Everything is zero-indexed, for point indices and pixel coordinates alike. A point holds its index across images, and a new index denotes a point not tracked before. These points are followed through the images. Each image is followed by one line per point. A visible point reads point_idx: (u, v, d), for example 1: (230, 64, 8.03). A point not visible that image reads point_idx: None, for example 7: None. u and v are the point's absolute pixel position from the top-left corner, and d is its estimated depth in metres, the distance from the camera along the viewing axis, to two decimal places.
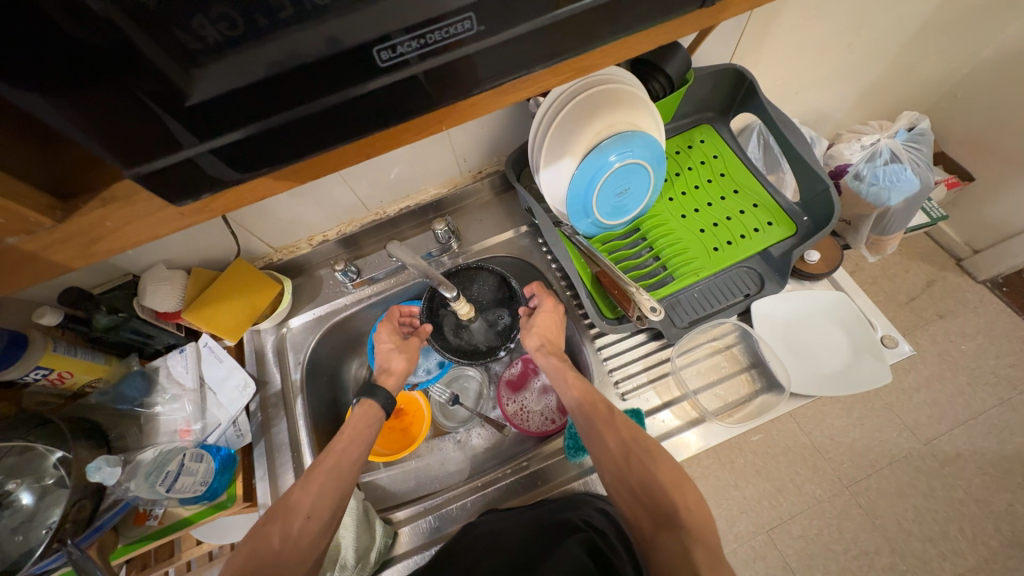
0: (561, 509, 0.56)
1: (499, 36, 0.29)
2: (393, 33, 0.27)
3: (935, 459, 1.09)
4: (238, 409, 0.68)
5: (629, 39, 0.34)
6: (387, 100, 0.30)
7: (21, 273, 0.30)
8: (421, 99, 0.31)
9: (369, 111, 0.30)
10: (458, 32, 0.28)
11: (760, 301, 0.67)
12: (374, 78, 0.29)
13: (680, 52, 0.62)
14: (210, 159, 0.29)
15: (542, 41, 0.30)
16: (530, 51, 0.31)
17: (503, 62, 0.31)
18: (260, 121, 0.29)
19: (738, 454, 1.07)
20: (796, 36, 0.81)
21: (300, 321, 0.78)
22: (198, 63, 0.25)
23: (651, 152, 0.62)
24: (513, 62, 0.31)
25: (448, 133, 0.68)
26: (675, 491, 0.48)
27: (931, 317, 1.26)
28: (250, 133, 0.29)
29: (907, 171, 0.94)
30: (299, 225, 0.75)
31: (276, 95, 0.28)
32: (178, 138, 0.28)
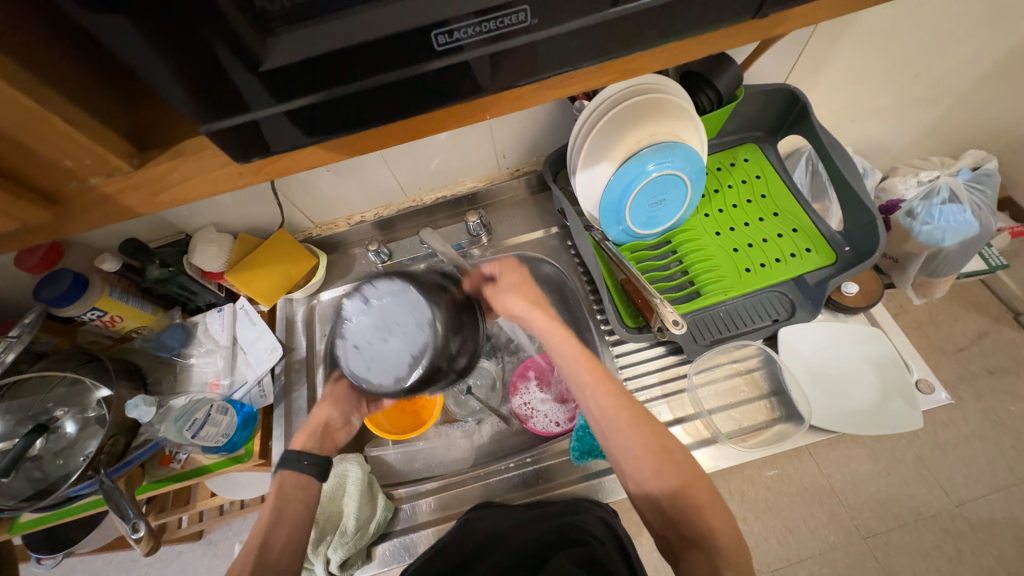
0: (565, 517, 0.57)
1: (537, 33, 0.30)
2: (452, 19, 0.28)
3: (967, 522, 1.02)
4: (263, 370, 0.71)
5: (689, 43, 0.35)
6: (431, 87, 0.31)
7: (100, 212, 0.34)
8: (469, 84, 0.32)
9: (413, 96, 0.32)
10: (514, 23, 0.29)
11: (789, 327, 0.65)
12: (422, 62, 0.30)
13: (732, 67, 0.62)
14: (270, 123, 0.31)
15: (584, 43, 0.31)
16: (571, 49, 0.31)
17: (544, 60, 0.32)
18: (320, 93, 0.30)
19: (749, 487, 1.04)
20: (859, 60, 0.78)
21: (329, 295, 0.81)
22: (272, 31, 0.27)
23: (691, 166, 0.62)
24: (555, 59, 0.32)
25: (491, 127, 0.70)
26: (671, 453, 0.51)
27: (978, 371, 1.18)
28: (305, 105, 0.31)
29: (966, 213, 0.89)
30: (342, 203, 0.78)
31: (332, 74, 0.29)
32: (242, 103, 0.29)
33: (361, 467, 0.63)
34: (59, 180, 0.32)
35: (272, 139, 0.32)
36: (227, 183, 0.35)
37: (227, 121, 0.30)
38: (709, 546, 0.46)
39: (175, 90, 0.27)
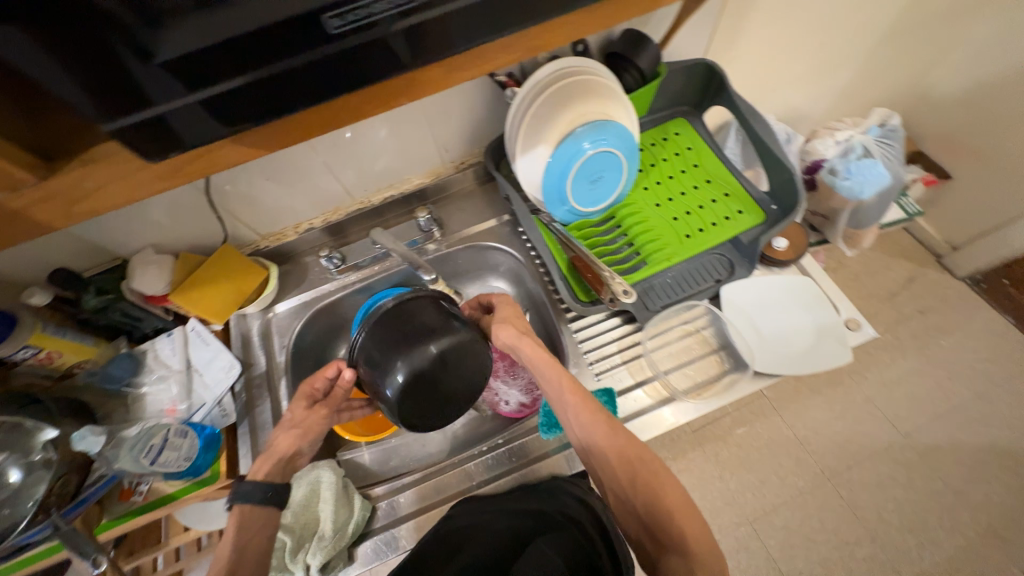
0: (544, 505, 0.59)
1: (436, 10, 0.31)
2: (340, 1, 0.29)
3: (914, 450, 1.29)
4: (222, 389, 0.69)
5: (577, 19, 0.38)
6: (341, 68, 0.33)
7: (13, 230, 0.34)
8: (380, 64, 0.33)
9: (324, 78, 0.33)
10: (403, 2, 0.30)
11: (731, 285, 0.70)
12: (327, 44, 0.31)
13: (650, 46, 0.66)
14: (176, 116, 0.31)
15: (483, 16, 0.33)
16: (472, 21, 0.33)
17: (451, 34, 0.33)
18: (230, 81, 0.31)
19: (722, 448, 1.31)
20: (768, 31, 0.84)
21: (285, 306, 0.79)
22: (162, 24, 0.27)
23: (623, 142, 0.65)
24: (459, 29, 0.33)
25: (427, 120, 0.70)
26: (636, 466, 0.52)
27: (912, 313, 1.44)
28: (216, 94, 0.31)
29: (877, 166, 0.97)
30: (288, 211, 0.77)
31: (236, 60, 0.30)
32: (148, 96, 0.29)
33: (335, 470, 0.63)
34: None
35: (187, 135, 0.33)
36: (146, 187, 0.35)
37: (125, 119, 0.30)
38: (685, 550, 0.46)
39: (65, 90, 0.27)
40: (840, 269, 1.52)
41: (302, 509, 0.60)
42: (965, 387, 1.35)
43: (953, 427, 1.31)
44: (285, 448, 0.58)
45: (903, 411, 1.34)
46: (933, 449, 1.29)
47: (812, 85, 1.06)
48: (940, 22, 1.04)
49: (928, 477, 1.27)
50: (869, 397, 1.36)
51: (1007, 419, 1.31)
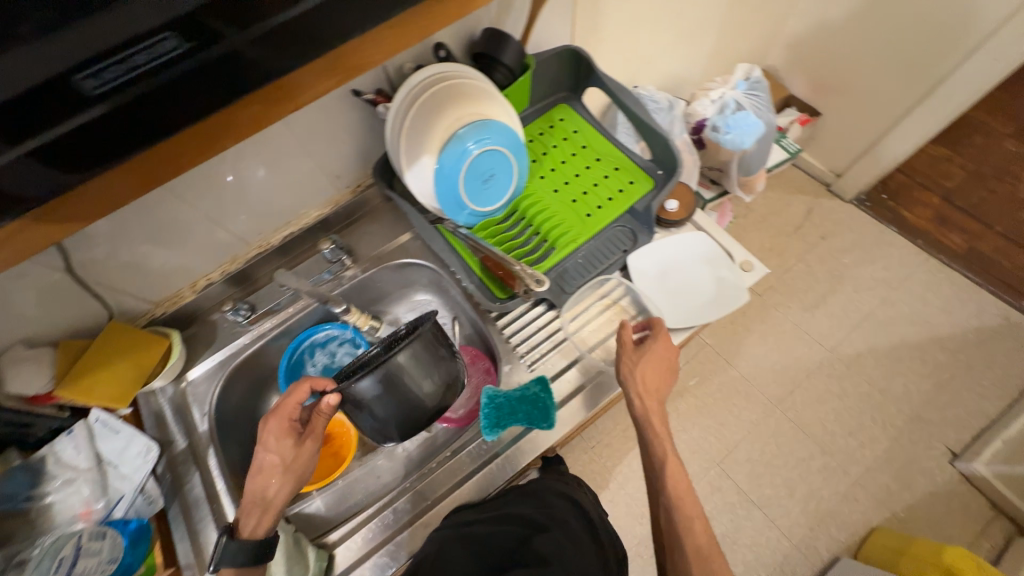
0: (530, 508, 0.64)
1: (215, 48, 0.32)
2: (89, 60, 0.29)
3: (842, 362, 1.43)
4: (143, 475, 0.63)
5: (381, 38, 0.38)
6: (134, 119, 0.32)
7: None
8: (175, 109, 0.33)
9: (117, 132, 0.32)
10: (164, 51, 0.30)
11: (636, 253, 0.74)
12: (105, 98, 0.30)
13: (511, 42, 0.68)
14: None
15: (270, 48, 0.33)
16: (260, 54, 0.33)
17: (247, 71, 0.34)
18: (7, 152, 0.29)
19: (679, 402, 1.40)
20: (625, 9, 0.88)
21: (198, 372, 0.74)
22: None
23: (507, 138, 0.66)
24: (250, 63, 0.33)
25: (305, 150, 0.68)
26: (685, 513, 0.60)
27: (816, 240, 1.59)
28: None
29: (750, 116, 1.06)
30: (178, 272, 0.72)
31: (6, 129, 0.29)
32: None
33: (285, 527, 0.60)
34: None
35: None
36: None
37: None
38: None
39: None
40: (749, 213, 1.64)
41: None
42: (870, 296, 1.51)
43: (868, 333, 1.46)
44: (266, 492, 0.57)
45: (825, 329, 1.47)
46: (856, 357, 1.44)
47: (680, 52, 1.14)
48: None
49: (857, 383, 1.41)
50: (795, 324, 1.49)
51: (909, 316, 1.48)
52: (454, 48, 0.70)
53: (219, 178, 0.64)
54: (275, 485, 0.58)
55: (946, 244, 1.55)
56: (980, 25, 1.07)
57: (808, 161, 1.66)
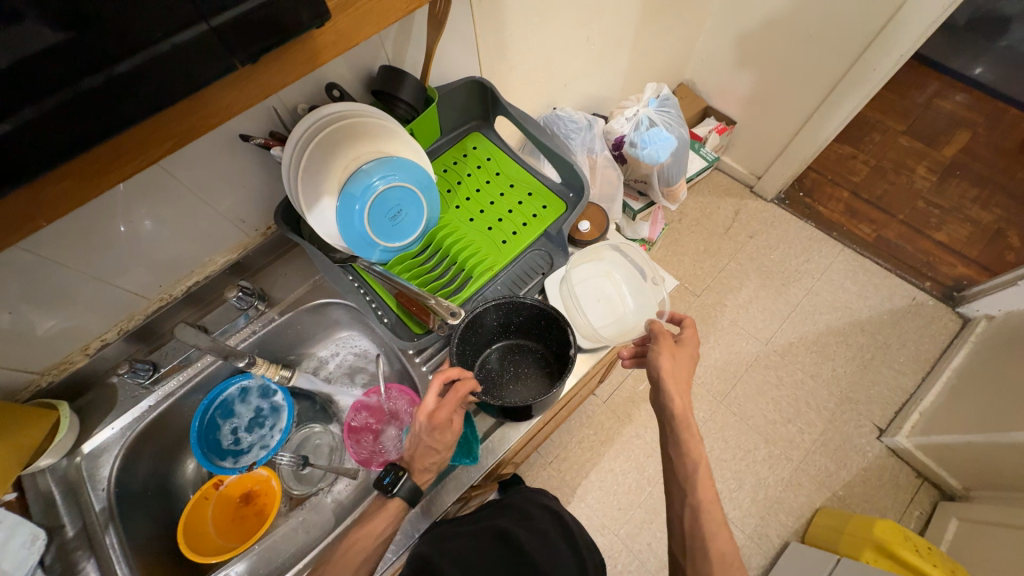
0: (506, 519, 0.72)
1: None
2: None
3: (776, 353, 1.51)
4: (28, 570, 0.55)
5: (224, 101, 0.34)
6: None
7: None
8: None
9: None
10: None
11: (553, 274, 0.76)
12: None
13: (408, 80, 0.68)
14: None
15: (69, 122, 0.27)
16: (54, 134, 0.27)
17: (44, 151, 0.27)
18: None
19: (631, 408, 1.44)
20: (529, 38, 0.91)
21: (94, 443, 0.68)
22: None
23: (410, 173, 0.66)
24: (42, 142, 0.27)
25: (197, 198, 0.65)
26: (707, 510, 0.60)
27: (744, 239, 1.69)
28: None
29: (662, 131, 1.11)
30: (63, 338, 0.66)
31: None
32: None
33: None
34: None
35: None
36: None
37: None
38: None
39: None
40: (681, 219, 1.73)
41: None
42: (797, 288, 1.61)
43: (797, 323, 1.56)
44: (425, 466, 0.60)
45: (759, 323, 1.56)
46: (789, 346, 1.52)
47: (593, 74, 1.18)
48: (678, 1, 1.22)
49: (792, 371, 1.49)
50: (732, 320, 1.56)
51: (832, 303, 1.59)
52: (351, 87, 0.69)
53: (101, 235, 0.59)
54: (434, 460, 0.61)
55: (858, 234, 1.69)
56: (857, 36, 1.17)
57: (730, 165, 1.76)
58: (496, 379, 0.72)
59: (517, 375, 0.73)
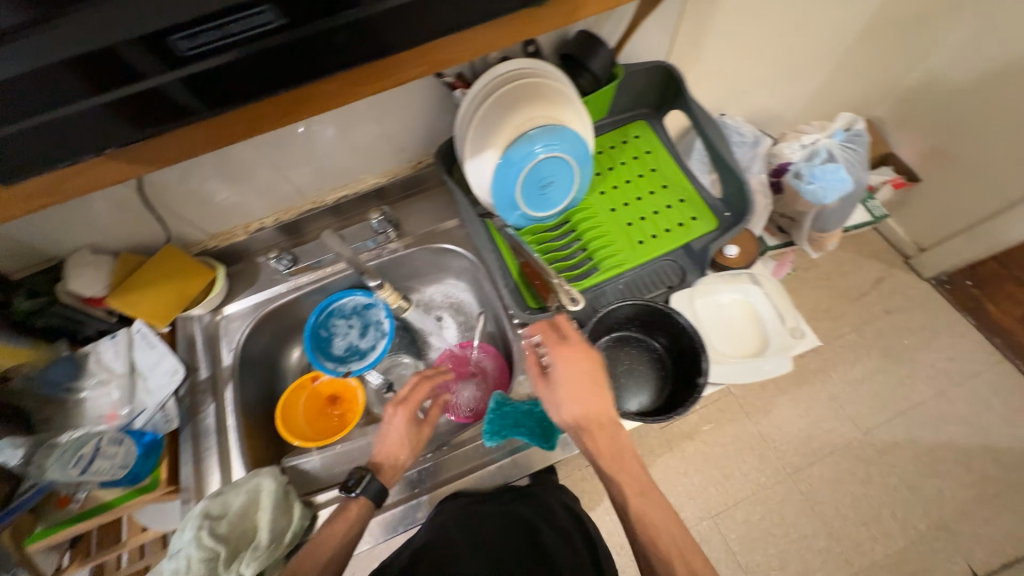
0: (531, 511, 0.67)
1: (305, 30, 0.37)
2: (195, 26, 0.34)
3: (873, 447, 1.33)
4: (166, 395, 0.67)
5: (451, 42, 0.43)
6: (252, 70, 0.38)
7: None
8: (280, 73, 0.39)
9: (235, 79, 0.38)
10: (258, 24, 0.35)
11: (680, 292, 0.71)
12: (235, 52, 0.36)
13: (602, 50, 0.65)
14: (161, 99, 0.38)
15: (360, 35, 0.38)
16: (340, 43, 0.38)
17: (355, 38, 0.39)
18: (162, 76, 0.36)
19: (688, 443, 1.35)
20: (732, 33, 0.82)
21: (234, 309, 0.77)
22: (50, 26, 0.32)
23: (575, 147, 0.63)
24: (337, 49, 0.39)
25: (374, 119, 0.68)
26: (652, 522, 0.55)
27: (878, 313, 1.47)
28: (146, 90, 0.37)
29: (840, 170, 0.96)
30: (234, 212, 0.75)
31: (166, 61, 0.36)
32: (97, 84, 0.36)
33: (277, 478, 0.62)
34: None
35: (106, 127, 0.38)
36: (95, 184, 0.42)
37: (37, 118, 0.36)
38: None
39: None
40: (812, 269, 1.53)
41: (239, 517, 0.58)
42: (924, 386, 1.38)
43: (909, 424, 1.35)
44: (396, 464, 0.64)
45: (863, 408, 1.37)
46: (890, 445, 1.33)
47: (778, 86, 1.06)
48: (914, 25, 1.03)
49: (885, 472, 1.30)
50: (832, 395, 1.38)
51: (965, 418, 1.34)
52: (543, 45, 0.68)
53: (292, 132, 0.65)
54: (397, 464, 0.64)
55: None
56: None
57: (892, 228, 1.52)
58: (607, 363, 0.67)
59: (630, 366, 0.67)
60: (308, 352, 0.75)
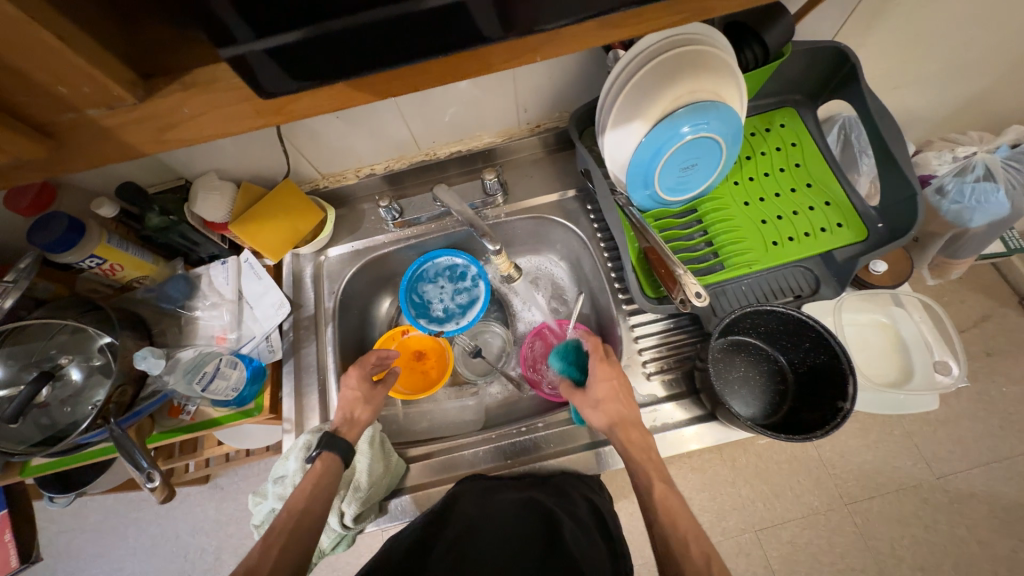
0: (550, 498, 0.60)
1: None
2: None
3: (945, 494, 0.91)
4: (271, 326, 0.70)
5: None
6: (388, 33, 0.27)
7: (84, 152, 0.29)
8: (447, 36, 0.28)
9: (361, 43, 0.27)
10: None
11: (812, 305, 0.65)
12: (364, 10, 0.25)
13: (785, 21, 0.57)
14: (265, 60, 0.26)
15: None
16: None
17: (536, 6, 0.27)
18: (279, 37, 0.25)
19: (741, 452, 0.95)
20: (922, 19, 0.71)
21: (337, 252, 0.78)
22: None
23: (728, 127, 0.57)
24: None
25: (515, 74, 0.64)
26: (676, 527, 0.48)
27: (976, 353, 1.02)
28: (250, 51, 0.26)
29: (1000, 192, 0.85)
30: (348, 154, 0.73)
31: (270, 13, 0.24)
32: (278, 26, 0.25)
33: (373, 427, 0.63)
34: (49, 109, 0.27)
35: (313, 68, 0.28)
36: (243, 124, 0.30)
37: (248, 47, 0.25)
38: None
39: None
40: None
41: None
42: None
43: (1018, 477, 0.92)
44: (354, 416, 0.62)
45: (975, 448, 0.94)
46: (964, 496, 0.91)
47: None
48: None
49: (952, 522, 0.90)
50: (982, 436, 0.95)
51: None
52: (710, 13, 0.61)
53: None
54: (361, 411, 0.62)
55: None
56: None
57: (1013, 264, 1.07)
58: (723, 365, 0.62)
59: (745, 374, 0.62)
60: (407, 310, 0.75)
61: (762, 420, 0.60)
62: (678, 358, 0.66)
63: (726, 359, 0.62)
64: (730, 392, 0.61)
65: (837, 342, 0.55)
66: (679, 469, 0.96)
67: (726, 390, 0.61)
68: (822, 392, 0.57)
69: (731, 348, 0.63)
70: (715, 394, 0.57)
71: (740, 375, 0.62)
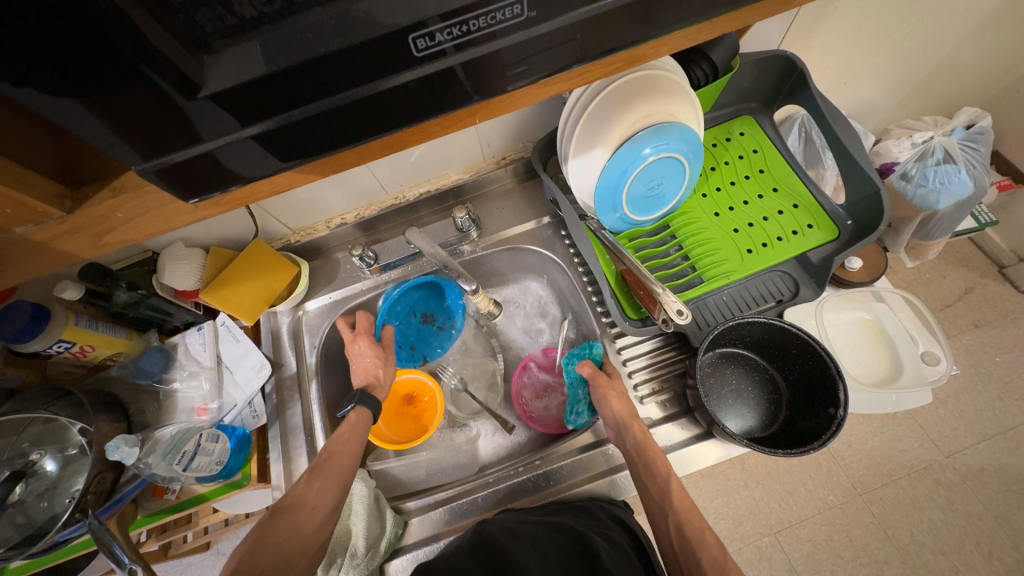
0: (576, 518, 0.56)
1: (546, 25, 0.27)
2: (429, 20, 0.25)
3: (956, 473, 0.90)
4: (253, 391, 0.69)
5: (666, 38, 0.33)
6: (333, 123, 0.29)
7: (31, 262, 0.32)
8: (383, 115, 0.30)
9: (316, 132, 0.29)
10: (490, 23, 0.26)
11: (794, 307, 0.65)
12: (311, 103, 0.28)
13: (727, 38, 0.58)
14: (218, 154, 0.29)
15: (597, 32, 0.29)
16: (565, 41, 0.29)
17: (457, 80, 0.29)
18: (234, 134, 0.28)
19: (750, 453, 0.92)
20: (862, 17, 0.73)
21: (317, 304, 0.77)
22: (208, 48, 0.24)
23: (688, 145, 0.57)
24: (553, 48, 0.29)
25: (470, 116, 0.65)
26: (695, 526, 0.49)
27: (965, 326, 1.02)
28: (192, 157, 0.28)
29: (961, 173, 0.87)
30: (318, 206, 0.73)
31: (241, 109, 0.27)
32: (229, 124, 0.27)
33: (367, 483, 0.62)
34: None
35: (240, 165, 0.30)
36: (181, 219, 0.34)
37: (195, 147, 0.28)
38: None
39: (95, 129, 0.25)
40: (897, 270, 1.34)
41: None
42: None
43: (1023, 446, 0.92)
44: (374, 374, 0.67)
45: (978, 420, 0.94)
46: (975, 472, 0.90)
47: None
48: None
49: (967, 500, 0.88)
50: (982, 409, 0.94)
51: None
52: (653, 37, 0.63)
53: None
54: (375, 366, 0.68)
55: None
56: None
57: (987, 236, 1.08)
58: (713, 380, 0.61)
59: (735, 388, 0.61)
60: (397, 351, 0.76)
61: (755, 433, 0.59)
62: (669, 377, 0.66)
63: (715, 373, 0.62)
64: (722, 407, 0.61)
65: (825, 348, 0.54)
66: (690, 478, 0.93)
67: (719, 407, 0.60)
68: (815, 399, 0.57)
69: (719, 362, 0.62)
70: (708, 413, 0.56)
71: (732, 389, 0.61)
